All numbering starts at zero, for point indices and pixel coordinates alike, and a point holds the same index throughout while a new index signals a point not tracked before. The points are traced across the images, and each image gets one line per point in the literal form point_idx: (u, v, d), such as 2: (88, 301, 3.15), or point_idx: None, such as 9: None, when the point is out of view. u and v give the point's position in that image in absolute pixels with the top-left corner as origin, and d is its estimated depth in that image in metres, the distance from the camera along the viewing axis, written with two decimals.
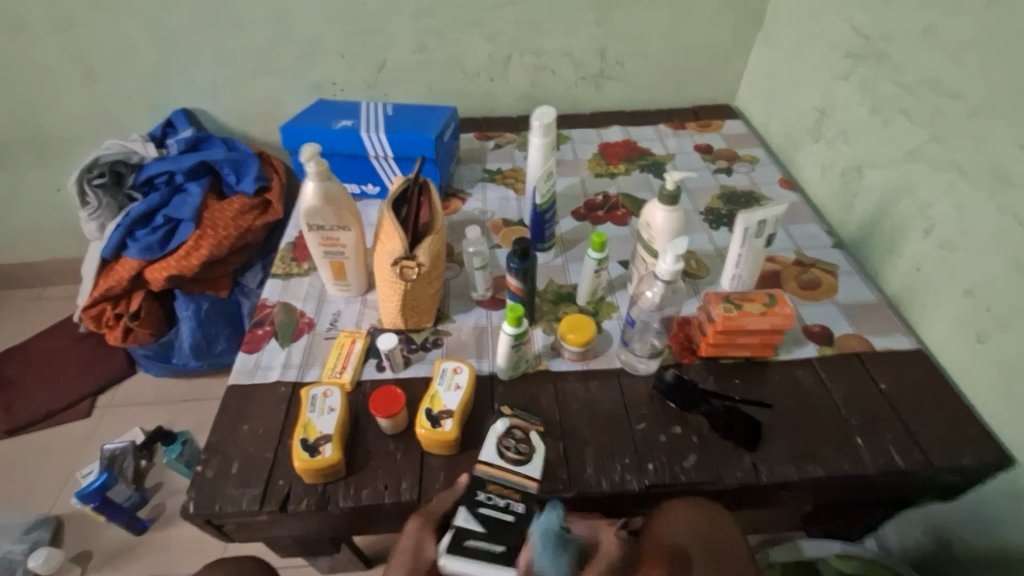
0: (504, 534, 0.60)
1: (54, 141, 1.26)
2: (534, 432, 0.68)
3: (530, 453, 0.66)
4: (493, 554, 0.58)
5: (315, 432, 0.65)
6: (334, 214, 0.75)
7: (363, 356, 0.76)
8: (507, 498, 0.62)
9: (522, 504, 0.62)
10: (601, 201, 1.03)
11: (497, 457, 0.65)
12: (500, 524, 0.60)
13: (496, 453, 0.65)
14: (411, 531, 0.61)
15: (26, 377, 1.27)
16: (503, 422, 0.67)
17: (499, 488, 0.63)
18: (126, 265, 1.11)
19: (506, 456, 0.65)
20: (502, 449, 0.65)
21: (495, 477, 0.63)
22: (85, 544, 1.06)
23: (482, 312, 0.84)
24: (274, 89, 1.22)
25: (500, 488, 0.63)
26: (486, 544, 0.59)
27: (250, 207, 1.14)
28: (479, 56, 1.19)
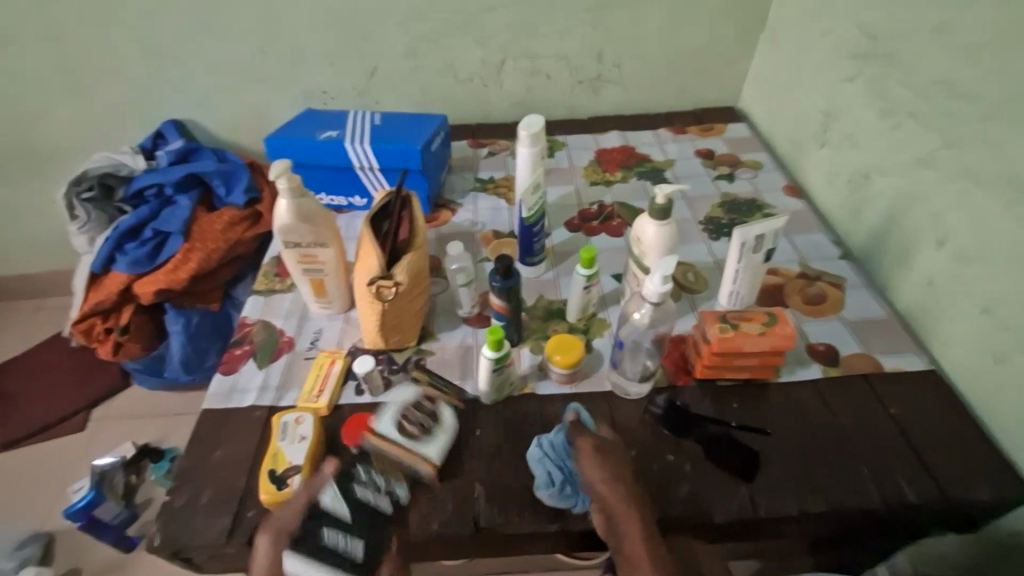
0: (370, 530, 0.57)
1: (48, 153, 1.26)
2: (440, 407, 0.67)
3: (434, 426, 0.66)
4: (351, 546, 0.56)
5: (284, 462, 0.62)
6: (311, 230, 0.72)
7: (342, 379, 0.73)
8: (388, 484, 0.61)
9: (402, 492, 0.62)
10: (596, 211, 0.99)
11: (395, 430, 0.64)
12: (373, 511, 0.59)
13: (396, 421, 0.65)
14: (267, 549, 0.56)
15: (21, 391, 1.27)
16: (411, 389, 0.68)
17: (385, 467, 0.62)
18: (115, 278, 1.09)
19: (402, 429, 0.64)
20: (403, 420, 0.65)
21: (385, 454, 0.63)
22: (75, 563, 1.04)
23: (468, 330, 0.80)
24: (265, 98, 1.20)
25: (383, 467, 0.62)
26: (345, 542, 0.56)
27: (241, 218, 1.12)
28: (472, 61, 1.16)
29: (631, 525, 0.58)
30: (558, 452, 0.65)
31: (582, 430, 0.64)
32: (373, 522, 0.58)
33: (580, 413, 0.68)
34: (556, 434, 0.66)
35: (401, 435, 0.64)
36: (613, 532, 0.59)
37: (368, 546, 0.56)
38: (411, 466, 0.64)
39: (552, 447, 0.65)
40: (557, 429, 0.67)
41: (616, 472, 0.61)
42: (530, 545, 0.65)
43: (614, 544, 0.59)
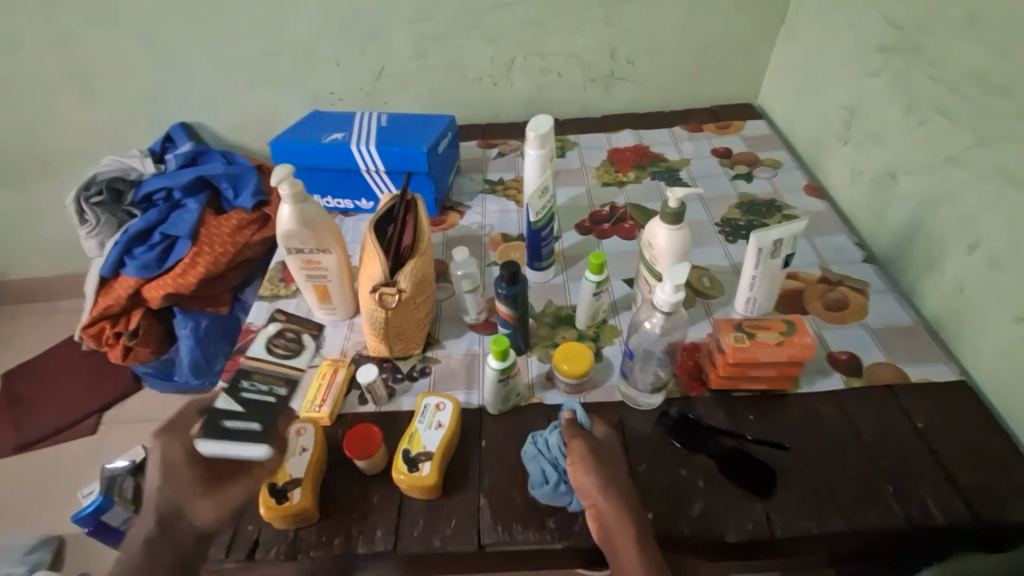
0: (264, 414, 0.66)
1: (60, 157, 1.27)
2: (306, 334, 0.78)
3: (301, 345, 0.77)
4: (251, 430, 0.63)
5: (285, 475, 0.61)
6: (313, 236, 0.71)
7: (345, 387, 0.72)
8: (272, 384, 0.70)
9: (285, 388, 0.71)
10: (608, 213, 0.97)
11: (264, 352, 0.74)
12: (261, 404, 0.67)
13: (265, 349, 0.75)
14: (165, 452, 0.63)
15: (35, 394, 1.28)
16: (275, 326, 0.78)
17: (264, 377, 0.71)
18: (124, 283, 1.09)
19: (275, 351, 0.75)
20: (271, 346, 0.75)
21: (261, 367, 0.72)
22: (86, 567, 1.04)
23: (474, 337, 0.78)
24: (273, 100, 1.19)
25: (265, 376, 0.71)
26: (243, 424, 0.63)
27: (249, 222, 1.11)
28: (481, 60, 1.14)
29: (624, 534, 0.56)
30: (553, 451, 0.63)
31: (575, 430, 0.64)
32: (264, 411, 0.66)
33: (576, 411, 0.66)
34: (551, 432, 0.65)
35: (272, 355, 0.74)
36: (609, 543, 0.57)
37: (266, 423, 0.64)
38: (289, 375, 0.73)
39: (548, 446, 0.64)
40: (551, 429, 0.66)
41: (611, 478, 0.60)
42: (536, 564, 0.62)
43: (608, 552, 0.57)
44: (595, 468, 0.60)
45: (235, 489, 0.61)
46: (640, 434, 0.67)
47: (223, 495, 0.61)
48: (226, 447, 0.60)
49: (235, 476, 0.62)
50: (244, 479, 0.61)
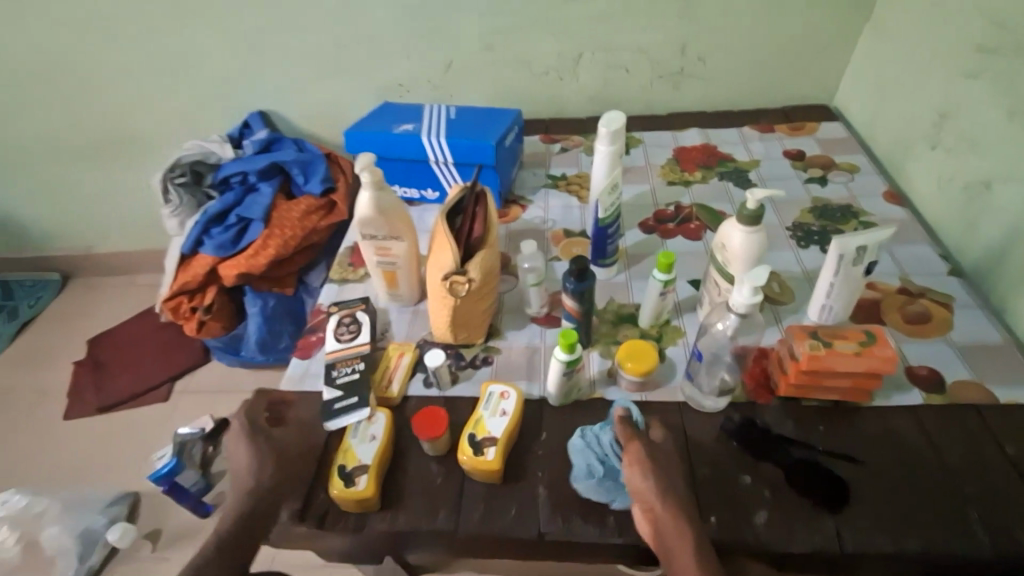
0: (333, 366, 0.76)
1: (146, 140, 1.35)
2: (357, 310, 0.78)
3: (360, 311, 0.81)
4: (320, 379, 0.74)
5: (354, 459, 0.63)
6: (386, 224, 0.73)
7: (410, 370, 0.74)
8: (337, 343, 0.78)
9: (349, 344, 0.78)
10: (672, 212, 0.95)
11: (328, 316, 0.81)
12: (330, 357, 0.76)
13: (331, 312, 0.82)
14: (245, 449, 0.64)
15: (114, 360, 1.37)
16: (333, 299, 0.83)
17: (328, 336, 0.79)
18: (201, 261, 1.15)
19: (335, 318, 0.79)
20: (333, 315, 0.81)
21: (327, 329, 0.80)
22: (157, 523, 1.11)
23: (536, 330, 0.79)
24: (344, 91, 1.23)
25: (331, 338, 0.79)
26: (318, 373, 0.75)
27: (317, 207, 1.16)
28: (549, 55, 1.14)
29: (681, 539, 0.56)
30: (604, 448, 0.63)
31: (636, 433, 0.62)
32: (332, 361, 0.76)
33: (630, 411, 0.66)
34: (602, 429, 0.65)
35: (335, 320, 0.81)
36: (663, 549, 0.56)
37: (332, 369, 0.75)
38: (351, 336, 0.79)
39: (601, 445, 0.64)
40: (603, 426, 0.65)
41: (666, 482, 0.59)
42: (589, 555, 0.63)
43: (665, 559, 0.56)
44: (650, 472, 0.59)
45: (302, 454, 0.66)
46: (705, 437, 0.66)
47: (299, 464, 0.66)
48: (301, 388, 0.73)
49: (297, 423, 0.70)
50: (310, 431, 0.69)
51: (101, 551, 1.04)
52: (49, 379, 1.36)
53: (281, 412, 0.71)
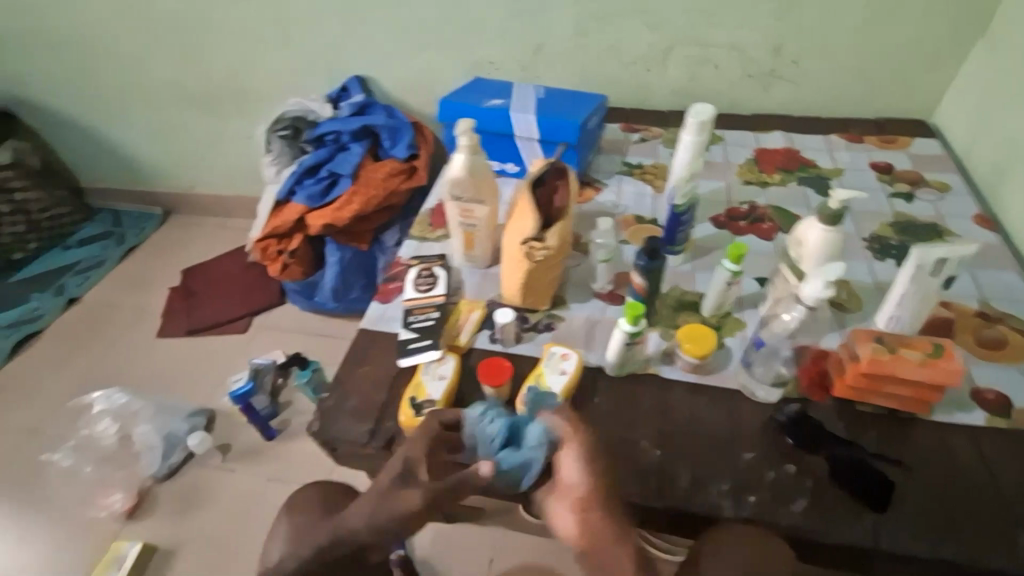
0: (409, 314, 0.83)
1: (253, 94, 1.46)
2: (435, 266, 0.84)
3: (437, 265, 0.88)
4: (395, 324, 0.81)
5: (424, 393, 0.70)
6: (474, 187, 0.80)
7: (478, 326, 0.80)
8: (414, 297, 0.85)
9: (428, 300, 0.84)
10: (745, 211, 0.96)
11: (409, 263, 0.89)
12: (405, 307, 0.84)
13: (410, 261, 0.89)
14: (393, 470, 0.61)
15: (204, 291, 1.51)
16: (413, 252, 0.91)
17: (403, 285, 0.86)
18: (292, 209, 1.25)
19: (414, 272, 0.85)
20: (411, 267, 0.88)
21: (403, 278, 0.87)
22: (228, 438, 1.22)
23: (598, 305, 0.82)
24: (438, 64, 1.29)
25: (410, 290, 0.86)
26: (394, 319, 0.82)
27: (399, 170, 1.24)
28: (640, 45, 1.16)
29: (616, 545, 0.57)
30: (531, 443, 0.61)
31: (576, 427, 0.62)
32: None
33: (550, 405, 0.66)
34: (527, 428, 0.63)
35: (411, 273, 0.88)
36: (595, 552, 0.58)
37: None
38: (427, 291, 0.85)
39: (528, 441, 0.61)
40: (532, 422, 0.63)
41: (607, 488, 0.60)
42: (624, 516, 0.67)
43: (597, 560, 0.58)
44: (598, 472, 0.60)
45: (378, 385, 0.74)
46: (753, 426, 0.69)
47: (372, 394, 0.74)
48: (379, 329, 0.81)
49: (373, 356, 0.78)
50: (386, 366, 0.76)
51: (180, 456, 1.18)
52: (147, 300, 1.51)
53: (358, 355, 0.78)
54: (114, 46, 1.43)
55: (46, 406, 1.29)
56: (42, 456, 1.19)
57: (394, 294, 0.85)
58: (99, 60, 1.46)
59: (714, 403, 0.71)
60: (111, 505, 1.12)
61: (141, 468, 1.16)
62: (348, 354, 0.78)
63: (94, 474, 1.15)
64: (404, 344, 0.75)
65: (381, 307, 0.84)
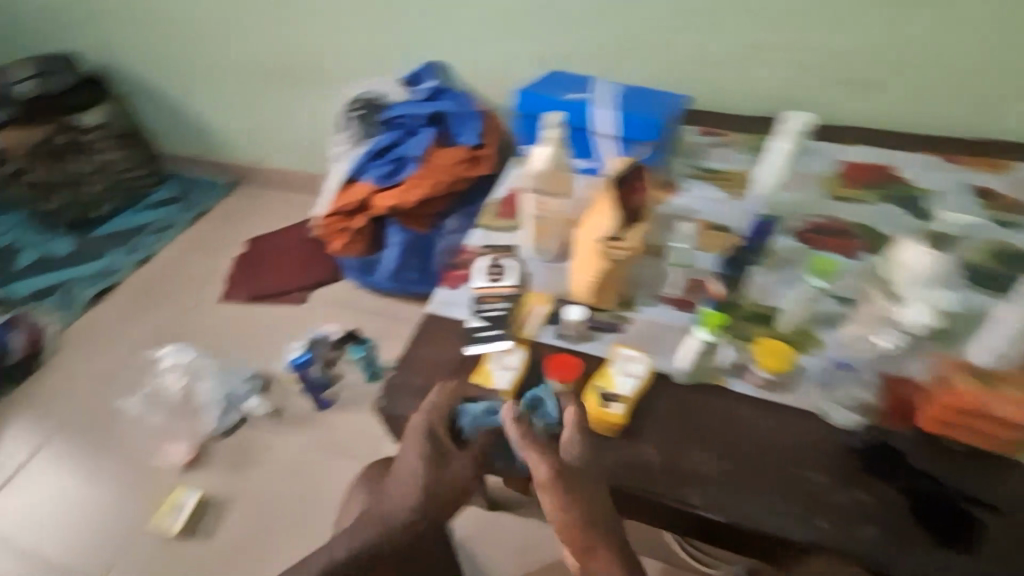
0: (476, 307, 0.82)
1: (325, 73, 1.48)
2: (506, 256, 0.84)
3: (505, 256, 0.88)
4: (460, 312, 0.81)
5: (491, 382, 0.72)
6: (556, 180, 0.81)
7: (545, 319, 0.79)
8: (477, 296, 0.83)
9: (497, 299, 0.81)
10: (828, 225, 0.89)
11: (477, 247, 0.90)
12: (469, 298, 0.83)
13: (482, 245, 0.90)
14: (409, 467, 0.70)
15: (266, 260, 1.56)
16: (480, 242, 0.91)
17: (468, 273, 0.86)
18: (361, 188, 1.28)
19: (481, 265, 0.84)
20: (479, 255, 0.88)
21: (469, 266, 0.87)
22: (281, 404, 1.26)
23: (667, 309, 0.79)
24: (514, 54, 1.28)
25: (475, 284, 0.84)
26: (459, 306, 0.82)
27: (468, 158, 1.26)
28: (725, 46, 1.13)
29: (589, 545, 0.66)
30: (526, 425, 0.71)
31: (542, 448, 0.67)
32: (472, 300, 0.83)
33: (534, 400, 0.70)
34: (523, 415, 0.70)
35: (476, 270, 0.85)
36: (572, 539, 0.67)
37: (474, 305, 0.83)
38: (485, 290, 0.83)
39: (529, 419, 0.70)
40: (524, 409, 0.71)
41: (579, 508, 0.66)
42: (676, 519, 0.68)
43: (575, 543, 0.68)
44: (565, 501, 0.66)
45: (444, 369, 0.75)
46: (820, 444, 0.67)
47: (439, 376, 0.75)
48: (445, 314, 0.81)
49: (441, 339, 0.79)
50: (453, 350, 0.77)
51: (238, 416, 1.23)
52: (212, 265, 1.58)
53: (426, 336, 0.79)
54: (202, 18, 1.48)
55: (118, 357, 1.36)
56: (116, 403, 1.28)
57: (460, 282, 0.85)
58: (186, 31, 1.52)
59: (780, 419, 0.69)
60: (174, 455, 1.19)
61: (203, 424, 1.22)
62: (417, 334, 0.80)
63: (163, 424, 1.23)
64: (474, 330, 0.77)
65: (445, 293, 0.84)
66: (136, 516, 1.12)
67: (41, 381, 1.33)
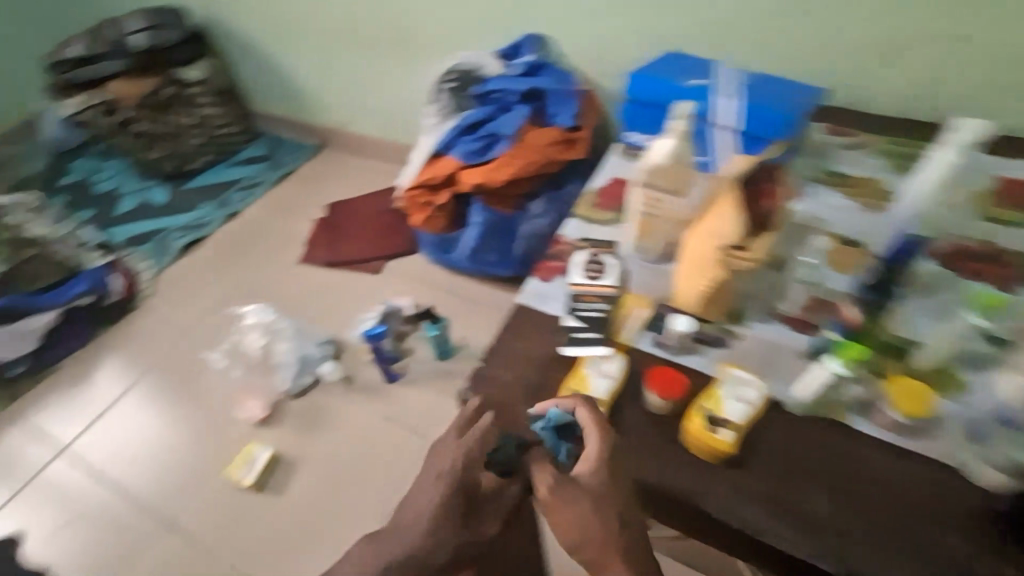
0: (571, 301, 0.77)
1: (421, 41, 1.44)
2: (606, 252, 0.79)
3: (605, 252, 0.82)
4: (554, 306, 0.77)
5: (587, 389, 0.67)
6: (674, 176, 0.74)
7: (644, 325, 0.74)
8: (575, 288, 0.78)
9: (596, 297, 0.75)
10: (978, 249, 0.76)
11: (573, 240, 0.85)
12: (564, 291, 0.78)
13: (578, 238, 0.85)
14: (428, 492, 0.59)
15: (345, 226, 1.57)
16: (576, 235, 0.85)
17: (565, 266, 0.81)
18: (448, 163, 1.25)
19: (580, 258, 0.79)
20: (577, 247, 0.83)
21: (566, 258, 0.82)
22: (352, 371, 1.28)
23: (784, 330, 0.72)
24: (623, 32, 1.20)
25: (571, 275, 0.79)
26: (553, 300, 0.77)
27: (561, 140, 1.20)
28: (869, 36, 1.00)
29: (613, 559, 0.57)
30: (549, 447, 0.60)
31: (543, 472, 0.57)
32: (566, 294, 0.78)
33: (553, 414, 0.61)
34: (544, 428, 0.60)
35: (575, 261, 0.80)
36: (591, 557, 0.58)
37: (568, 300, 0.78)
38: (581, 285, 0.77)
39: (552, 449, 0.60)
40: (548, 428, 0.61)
41: (593, 524, 0.56)
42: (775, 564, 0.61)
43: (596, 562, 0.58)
44: (581, 515, 0.55)
45: (533, 368, 0.71)
46: (955, 504, 0.59)
47: (527, 374, 0.70)
48: (537, 307, 0.77)
49: (531, 335, 0.74)
50: (544, 349, 0.73)
51: (310, 379, 1.26)
52: (293, 226, 1.60)
53: (515, 330, 0.75)
54: None
55: (204, 308, 1.42)
56: (200, 353, 1.33)
57: (554, 273, 0.80)
58: None
59: (909, 469, 0.61)
60: (250, 410, 1.22)
61: (278, 383, 1.25)
62: (505, 326, 0.76)
63: (241, 378, 1.27)
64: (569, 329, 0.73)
65: (539, 284, 0.79)
66: (211, 463, 1.17)
67: (134, 322, 1.41)
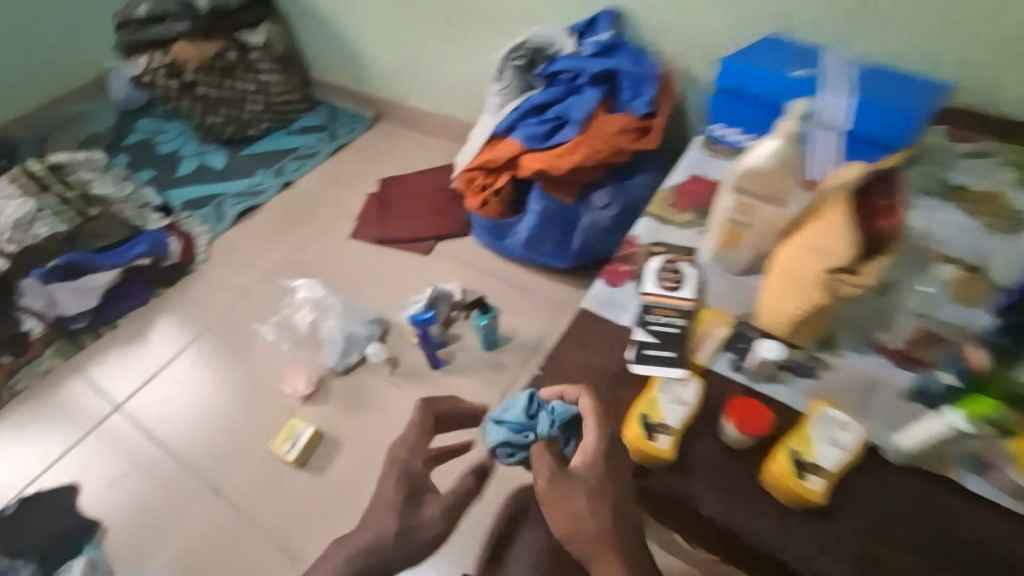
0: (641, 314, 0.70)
1: (490, 13, 1.37)
2: (683, 260, 0.72)
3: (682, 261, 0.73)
4: (621, 315, 0.71)
5: (658, 415, 0.60)
6: (772, 181, 0.67)
7: (722, 344, 0.67)
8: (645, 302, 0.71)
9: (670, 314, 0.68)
10: None
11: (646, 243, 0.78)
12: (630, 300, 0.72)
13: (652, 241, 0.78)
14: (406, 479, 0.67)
15: (396, 203, 1.54)
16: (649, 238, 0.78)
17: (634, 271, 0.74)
18: (509, 146, 1.18)
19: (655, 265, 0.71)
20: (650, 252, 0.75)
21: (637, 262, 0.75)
22: (397, 354, 1.26)
23: (883, 363, 0.64)
24: (713, 12, 1.09)
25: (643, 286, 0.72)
26: (620, 309, 0.71)
27: (634, 128, 1.11)
28: (1009, 27, 0.87)
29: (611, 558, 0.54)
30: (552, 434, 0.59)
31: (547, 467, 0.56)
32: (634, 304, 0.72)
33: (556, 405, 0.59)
34: (551, 423, 0.58)
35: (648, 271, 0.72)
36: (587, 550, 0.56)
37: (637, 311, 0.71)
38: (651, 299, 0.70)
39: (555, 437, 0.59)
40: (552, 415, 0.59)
41: (592, 517, 0.55)
42: None
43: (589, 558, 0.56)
44: (585, 503, 0.55)
45: (596, 382, 0.65)
46: None
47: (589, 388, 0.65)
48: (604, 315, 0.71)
49: (595, 345, 0.69)
50: (610, 362, 0.67)
51: (355, 359, 1.24)
52: (345, 200, 1.58)
53: (578, 338, 0.70)
54: None
55: (255, 278, 1.42)
56: (249, 323, 1.34)
57: (623, 279, 0.74)
58: None
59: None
60: (296, 385, 1.22)
61: (323, 360, 1.24)
62: (567, 333, 0.70)
63: (289, 352, 1.27)
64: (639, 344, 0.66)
65: (605, 290, 0.73)
66: (254, 435, 1.18)
67: (188, 287, 1.42)
